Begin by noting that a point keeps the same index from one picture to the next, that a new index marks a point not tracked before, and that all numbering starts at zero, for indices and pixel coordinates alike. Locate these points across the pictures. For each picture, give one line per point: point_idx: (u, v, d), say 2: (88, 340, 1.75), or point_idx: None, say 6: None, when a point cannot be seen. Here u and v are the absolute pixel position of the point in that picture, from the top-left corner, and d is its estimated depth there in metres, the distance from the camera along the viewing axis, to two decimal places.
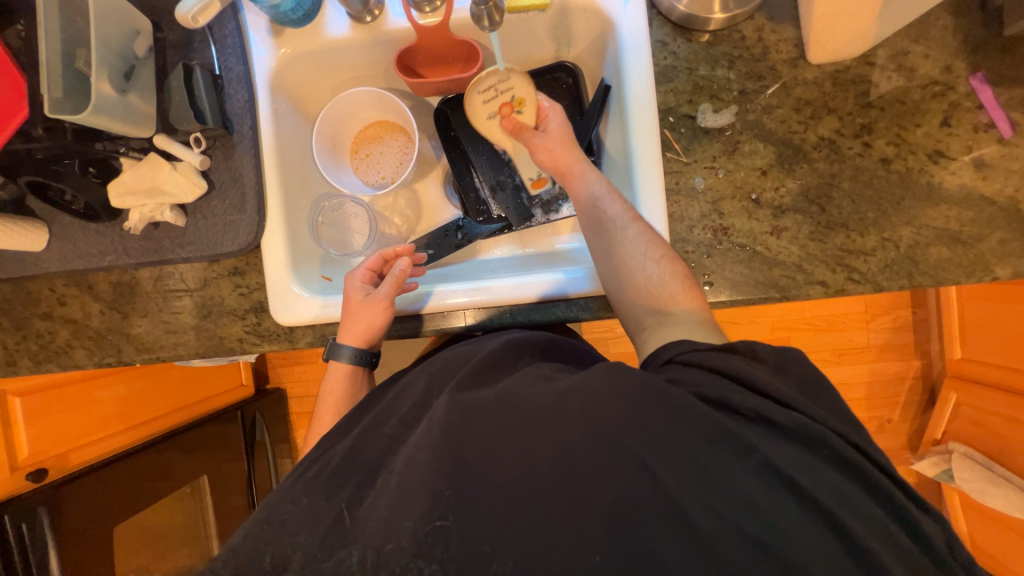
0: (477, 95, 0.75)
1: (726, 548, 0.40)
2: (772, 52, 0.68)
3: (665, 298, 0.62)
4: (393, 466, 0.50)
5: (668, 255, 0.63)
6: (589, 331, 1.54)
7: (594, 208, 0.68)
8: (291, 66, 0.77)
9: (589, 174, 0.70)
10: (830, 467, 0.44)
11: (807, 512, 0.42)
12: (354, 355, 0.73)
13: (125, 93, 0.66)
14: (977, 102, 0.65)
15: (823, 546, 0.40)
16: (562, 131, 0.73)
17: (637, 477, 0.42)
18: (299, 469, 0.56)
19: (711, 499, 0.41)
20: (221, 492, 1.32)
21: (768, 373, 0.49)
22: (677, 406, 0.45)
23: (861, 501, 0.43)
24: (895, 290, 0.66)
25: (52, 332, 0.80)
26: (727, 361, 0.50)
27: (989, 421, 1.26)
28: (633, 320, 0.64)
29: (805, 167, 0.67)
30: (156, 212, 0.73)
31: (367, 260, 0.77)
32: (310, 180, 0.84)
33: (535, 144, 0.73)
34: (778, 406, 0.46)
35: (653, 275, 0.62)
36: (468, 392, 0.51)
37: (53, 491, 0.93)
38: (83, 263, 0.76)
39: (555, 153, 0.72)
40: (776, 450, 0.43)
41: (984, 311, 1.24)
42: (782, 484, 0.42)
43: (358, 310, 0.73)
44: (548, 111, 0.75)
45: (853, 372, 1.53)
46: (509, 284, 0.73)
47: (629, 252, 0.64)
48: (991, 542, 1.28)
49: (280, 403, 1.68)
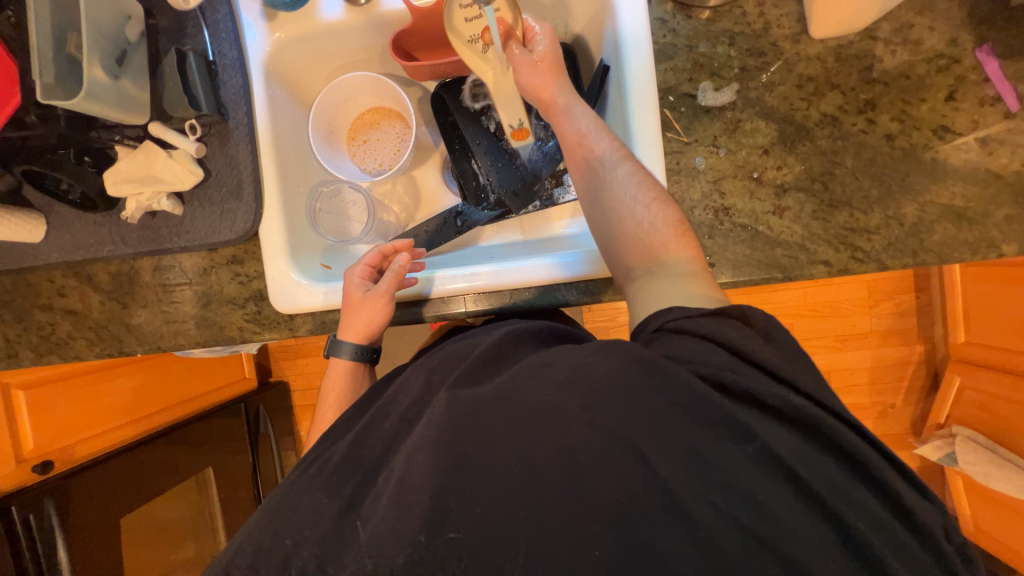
0: (457, 10, 0.68)
1: (726, 544, 0.40)
2: (773, 28, 0.67)
3: (658, 245, 0.60)
4: (393, 465, 0.50)
5: (661, 198, 0.62)
6: (591, 321, 1.54)
7: (582, 144, 0.66)
8: (285, 51, 0.76)
9: (575, 108, 0.69)
10: (831, 459, 0.43)
11: (807, 504, 0.41)
12: (354, 351, 0.74)
13: (118, 79, 0.65)
14: (983, 76, 0.63)
15: (823, 541, 0.40)
16: (552, 58, 0.70)
17: (638, 470, 0.42)
18: (303, 466, 0.57)
19: (711, 493, 0.41)
20: (227, 484, 1.33)
21: (764, 343, 0.48)
22: (678, 387, 0.43)
23: (860, 492, 0.42)
24: (899, 269, 0.65)
25: (52, 324, 0.80)
26: (715, 326, 0.49)
27: (993, 405, 1.26)
28: (624, 271, 0.63)
29: (808, 144, 0.66)
30: (152, 200, 0.72)
31: (366, 256, 0.76)
32: (307, 167, 0.83)
33: (519, 63, 0.70)
34: (774, 383, 0.45)
35: (644, 219, 0.61)
36: (467, 388, 0.51)
37: (59, 483, 0.93)
38: (81, 254, 0.76)
39: (541, 79, 0.70)
40: (776, 438, 0.43)
41: (989, 294, 1.23)
42: (782, 473, 0.41)
43: (357, 309, 0.72)
44: (537, 35, 0.71)
45: (856, 359, 1.52)
46: (506, 268, 0.72)
47: (618, 193, 0.62)
48: (995, 526, 1.28)
49: (283, 396, 1.69)
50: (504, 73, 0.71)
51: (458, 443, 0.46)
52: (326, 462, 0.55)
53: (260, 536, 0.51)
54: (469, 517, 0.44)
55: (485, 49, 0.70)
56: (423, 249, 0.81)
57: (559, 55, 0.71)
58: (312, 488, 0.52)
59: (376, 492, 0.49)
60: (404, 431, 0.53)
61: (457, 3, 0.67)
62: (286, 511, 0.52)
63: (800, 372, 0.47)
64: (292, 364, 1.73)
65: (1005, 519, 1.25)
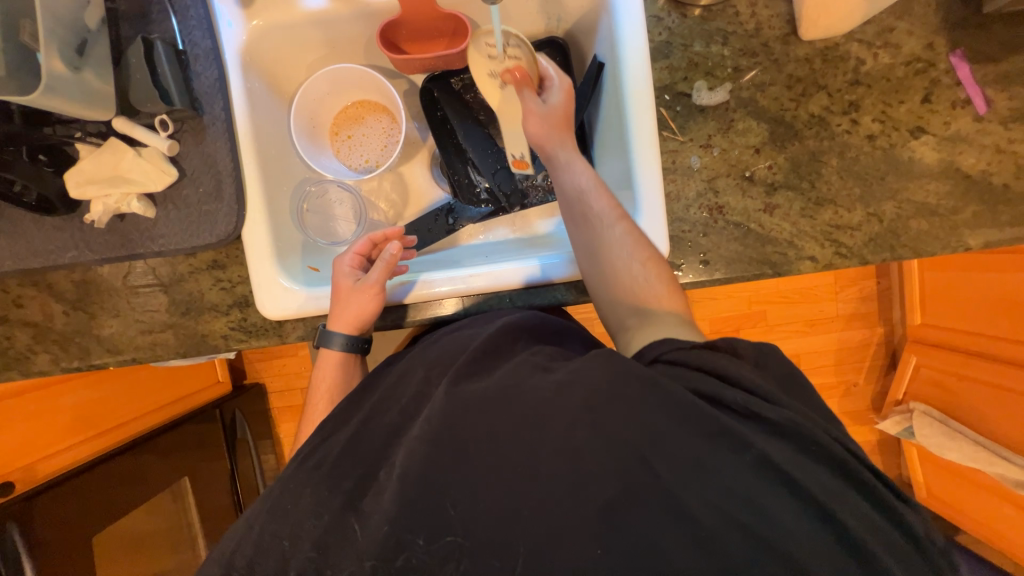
0: (482, 49, 0.67)
1: (726, 541, 0.41)
2: (765, 28, 0.68)
3: (651, 300, 0.59)
4: (395, 461, 0.49)
5: (654, 256, 0.61)
6: (574, 312, 1.54)
7: (580, 203, 0.63)
8: (263, 40, 0.71)
9: (575, 164, 0.65)
10: (823, 467, 0.44)
11: (802, 504, 0.42)
12: (344, 343, 0.70)
13: (79, 71, 0.59)
14: (955, 79, 0.67)
15: (822, 541, 0.41)
16: (562, 111, 0.67)
17: (638, 474, 0.42)
18: (300, 459, 0.55)
19: (711, 496, 0.42)
20: (203, 489, 1.28)
21: (750, 369, 0.49)
22: (675, 403, 0.44)
23: (850, 496, 0.44)
24: (878, 263, 0.69)
25: (9, 337, 0.74)
26: (710, 357, 0.49)
27: (945, 381, 1.36)
28: (616, 320, 0.61)
29: (797, 144, 0.68)
30: (121, 203, 0.67)
31: (355, 244, 0.74)
32: (290, 164, 0.78)
33: (530, 112, 0.65)
34: (767, 402, 0.45)
35: (639, 276, 0.60)
36: (467, 382, 0.51)
37: (22, 505, 0.86)
38: (39, 261, 0.70)
39: (548, 132, 0.65)
40: (771, 446, 0.44)
41: (945, 281, 1.31)
42: (779, 478, 0.42)
43: (346, 299, 0.70)
44: (552, 87, 0.68)
45: (823, 341, 1.61)
46: (498, 268, 0.72)
47: (614, 253, 0.61)
48: (945, 490, 1.41)
49: (260, 398, 1.63)
50: (513, 112, 0.70)
51: (476, 431, 0.46)
52: (325, 457, 0.53)
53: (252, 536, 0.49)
54: (468, 514, 0.44)
55: (502, 87, 0.69)
56: (413, 236, 0.78)
57: (569, 111, 0.68)
58: (316, 483, 0.52)
59: (382, 484, 0.48)
60: (404, 429, 0.52)
61: (484, 42, 0.67)
62: (285, 505, 0.51)
63: (777, 392, 0.48)
64: (268, 364, 1.67)
65: (957, 483, 1.36)
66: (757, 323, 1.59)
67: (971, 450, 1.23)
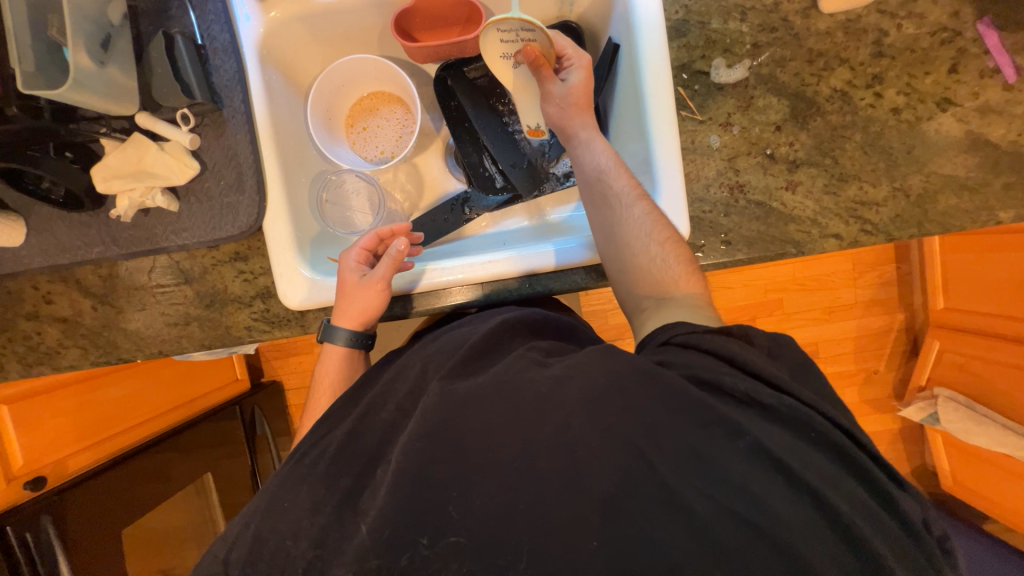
0: (496, 32, 0.65)
1: (721, 535, 0.38)
2: (784, 3, 0.67)
3: (670, 282, 0.58)
4: (392, 457, 0.47)
5: (672, 238, 0.60)
6: (589, 303, 1.53)
7: (600, 181, 0.63)
8: (279, 32, 0.72)
9: (595, 144, 0.65)
10: (822, 455, 0.41)
11: (801, 498, 0.39)
12: (349, 338, 0.69)
13: (105, 65, 0.61)
14: (983, 48, 0.65)
15: (823, 538, 0.38)
16: (584, 89, 0.67)
17: (633, 468, 0.40)
18: (299, 452, 0.54)
19: (704, 485, 0.39)
20: (226, 486, 1.29)
21: (762, 358, 0.46)
22: (672, 394, 0.41)
23: (850, 488, 0.40)
24: (905, 240, 0.67)
25: (40, 333, 0.76)
26: (722, 342, 0.46)
27: (971, 366, 1.33)
28: (633, 303, 0.61)
29: (819, 120, 0.67)
30: (146, 196, 0.68)
31: (362, 240, 0.72)
32: (307, 155, 0.79)
33: (549, 93, 0.67)
34: (770, 389, 0.42)
35: (656, 258, 0.59)
36: (461, 379, 0.49)
37: (55, 498, 0.88)
38: (67, 257, 0.71)
39: (564, 114, 0.67)
40: (767, 433, 0.40)
41: (965, 263, 1.30)
42: (775, 469, 0.39)
43: (351, 294, 0.68)
44: (573, 63, 0.67)
45: (842, 329, 1.58)
46: (509, 255, 0.70)
47: (631, 233, 0.60)
48: (974, 477, 1.38)
49: (276, 395, 1.64)
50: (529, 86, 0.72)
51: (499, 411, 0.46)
52: (322, 451, 0.52)
53: (259, 523, 0.49)
54: (467, 508, 0.42)
55: (516, 64, 0.70)
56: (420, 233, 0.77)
57: (591, 90, 0.68)
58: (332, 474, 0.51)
59: (376, 478, 0.47)
60: (403, 423, 0.51)
61: (496, 26, 0.64)
62: (283, 500, 0.49)
63: (792, 381, 0.44)
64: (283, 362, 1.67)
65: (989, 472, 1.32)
66: (773, 311, 1.57)
67: (999, 434, 1.21)
